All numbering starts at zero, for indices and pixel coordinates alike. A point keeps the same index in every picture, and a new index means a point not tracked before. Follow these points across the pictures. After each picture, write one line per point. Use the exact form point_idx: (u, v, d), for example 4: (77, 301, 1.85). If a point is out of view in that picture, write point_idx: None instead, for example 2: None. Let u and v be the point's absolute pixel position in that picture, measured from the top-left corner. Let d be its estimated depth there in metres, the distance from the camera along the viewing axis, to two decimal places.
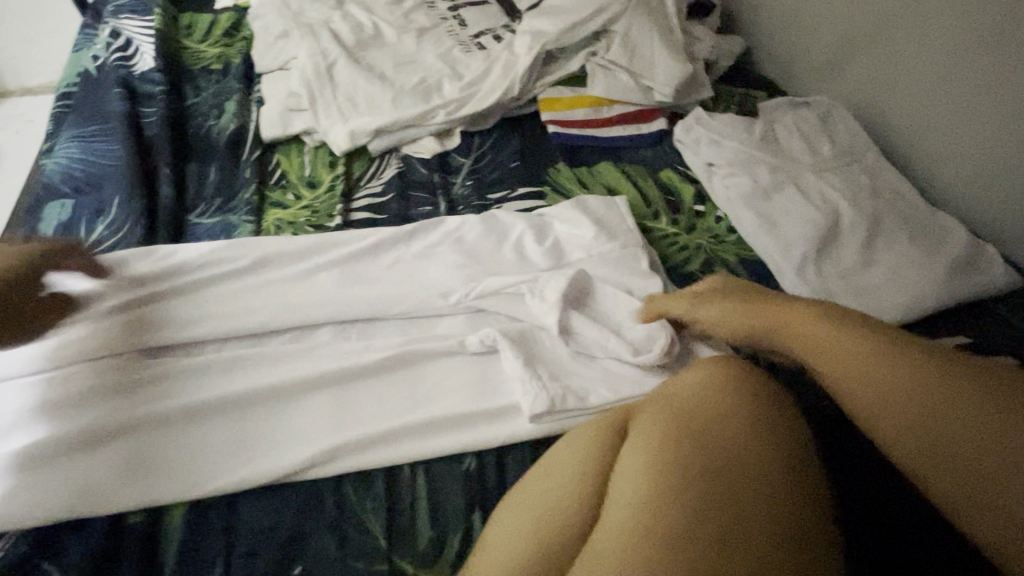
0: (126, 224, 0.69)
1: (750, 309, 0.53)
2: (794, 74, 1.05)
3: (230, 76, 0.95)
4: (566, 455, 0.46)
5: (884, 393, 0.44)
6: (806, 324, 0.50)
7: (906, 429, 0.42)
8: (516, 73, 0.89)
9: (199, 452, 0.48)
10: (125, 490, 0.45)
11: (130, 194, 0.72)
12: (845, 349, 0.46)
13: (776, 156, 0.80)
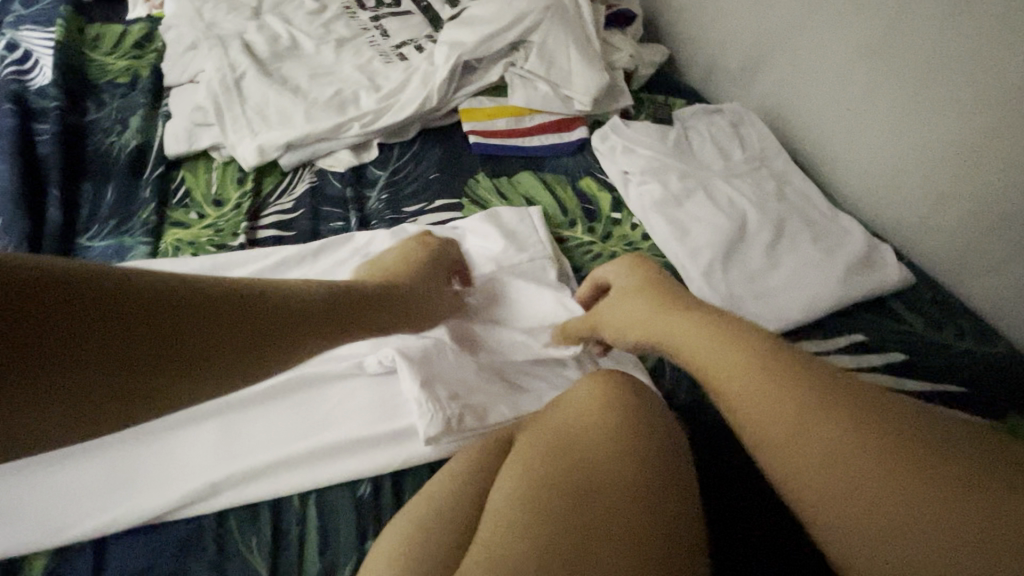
0: (7, 249, 0.65)
1: (657, 321, 0.51)
2: (714, 82, 1.08)
3: (137, 90, 0.91)
4: (450, 473, 0.46)
5: (783, 428, 0.39)
6: (709, 345, 0.46)
7: (804, 472, 0.37)
8: (434, 84, 0.88)
9: (69, 493, 0.46)
10: None
11: (12, 217, 0.67)
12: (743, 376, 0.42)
13: (687, 164, 0.82)
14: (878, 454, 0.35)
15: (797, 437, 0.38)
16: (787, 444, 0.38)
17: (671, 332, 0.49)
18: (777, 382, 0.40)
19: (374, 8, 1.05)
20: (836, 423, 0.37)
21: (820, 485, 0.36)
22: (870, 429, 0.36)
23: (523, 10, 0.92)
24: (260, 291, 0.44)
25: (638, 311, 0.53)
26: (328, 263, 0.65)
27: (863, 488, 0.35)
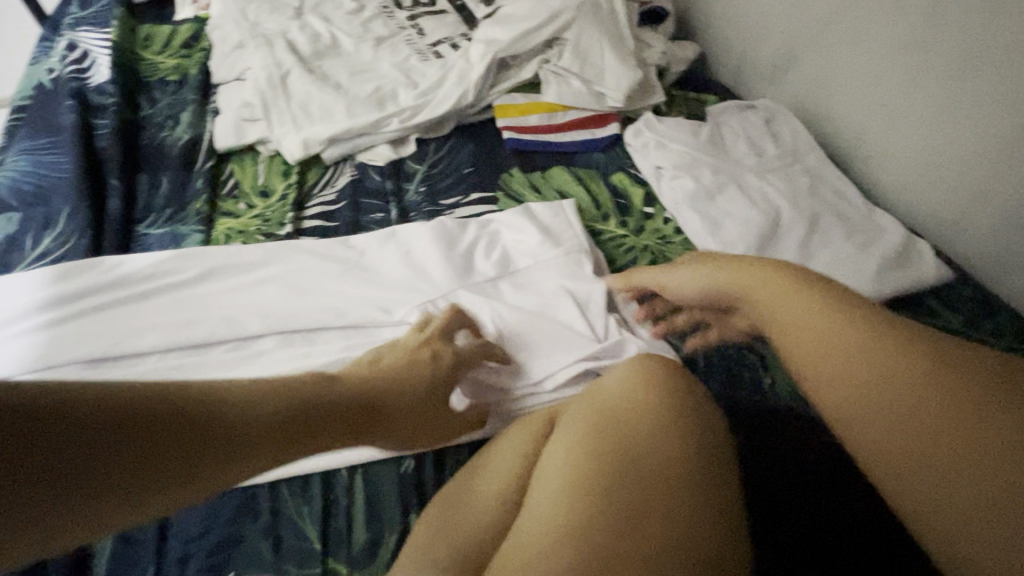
0: (72, 237, 0.69)
1: (773, 299, 0.53)
2: (746, 78, 1.08)
3: (186, 87, 0.96)
4: (496, 454, 0.47)
5: (861, 395, 0.45)
6: (807, 323, 0.50)
7: (873, 428, 0.44)
8: (470, 81, 0.91)
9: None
10: None
11: (78, 207, 0.72)
12: (833, 350, 0.47)
13: (720, 159, 0.83)
14: (948, 418, 0.41)
15: (872, 404, 0.44)
16: (864, 409, 0.45)
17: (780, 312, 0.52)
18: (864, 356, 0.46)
19: (410, 7, 1.08)
20: (916, 394, 0.43)
21: (888, 441, 0.43)
22: (944, 403, 0.42)
23: (557, 8, 0.93)
24: (234, 410, 0.37)
25: (756, 294, 0.54)
26: (370, 251, 0.67)
27: (927, 446, 0.41)
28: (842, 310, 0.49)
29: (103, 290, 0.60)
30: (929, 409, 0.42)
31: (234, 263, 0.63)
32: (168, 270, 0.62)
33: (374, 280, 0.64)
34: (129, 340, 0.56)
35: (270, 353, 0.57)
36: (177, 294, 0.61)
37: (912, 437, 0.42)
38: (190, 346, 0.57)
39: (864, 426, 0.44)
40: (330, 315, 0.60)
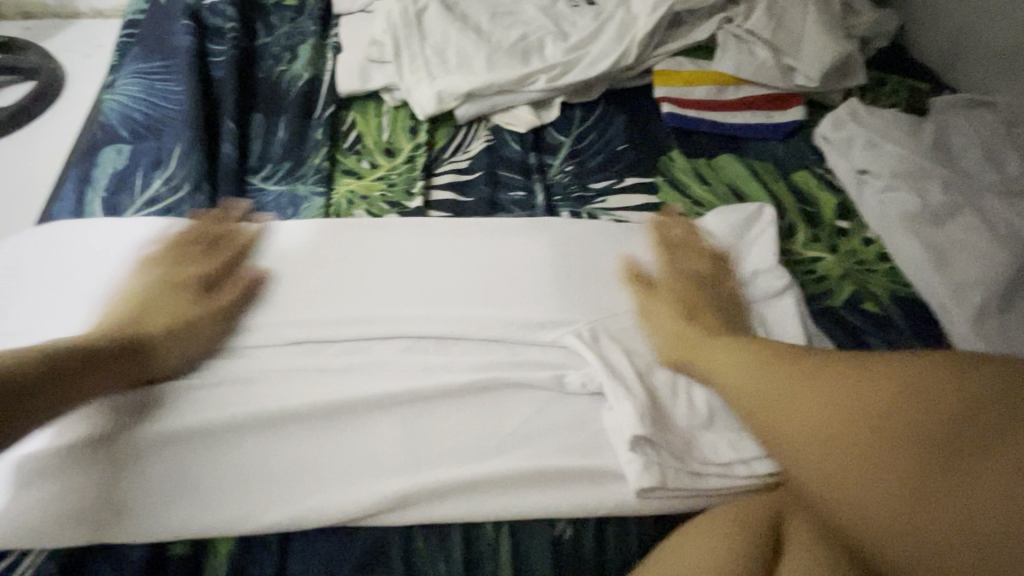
0: (185, 184, 0.62)
1: (661, 326, 0.50)
2: (964, 64, 0.87)
3: (305, 15, 0.85)
4: (704, 541, 0.38)
5: (812, 438, 0.40)
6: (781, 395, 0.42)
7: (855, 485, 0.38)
8: (634, 38, 0.75)
9: (251, 476, 0.41)
10: (165, 511, 0.39)
11: (193, 146, 0.64)
12: (751, 373, 0.44)
13: (951, 171, 0.65)
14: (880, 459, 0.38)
15: (836, 450, 0.39)
16: (825, 462, 0.39)
17: (667, 332, 0.49)
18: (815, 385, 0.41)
19: None
20: (859, 428, 0.38)
21: (861, 486, 0.37)
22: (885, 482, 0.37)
23: None
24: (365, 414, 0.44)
25: (664, 316, 0.51)
26: (515, 241, 0.56)
27: (898, 488, 0.36)
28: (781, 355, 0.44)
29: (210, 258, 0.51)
30: (887, 451, 0.37)
31: (368, 242, 0.54)
32: (295, 240, 0.53)
33: (522, 281, 0.53)
34: (247, 320, 0.48)
35: (398, 355, 0.48)
36: (295, 265, 0.52)
37: (894, 498, 0.36)
38: (311, 336, 0.48)
39: (823, 482, 0.39)
40: (469, 319, 0.50)
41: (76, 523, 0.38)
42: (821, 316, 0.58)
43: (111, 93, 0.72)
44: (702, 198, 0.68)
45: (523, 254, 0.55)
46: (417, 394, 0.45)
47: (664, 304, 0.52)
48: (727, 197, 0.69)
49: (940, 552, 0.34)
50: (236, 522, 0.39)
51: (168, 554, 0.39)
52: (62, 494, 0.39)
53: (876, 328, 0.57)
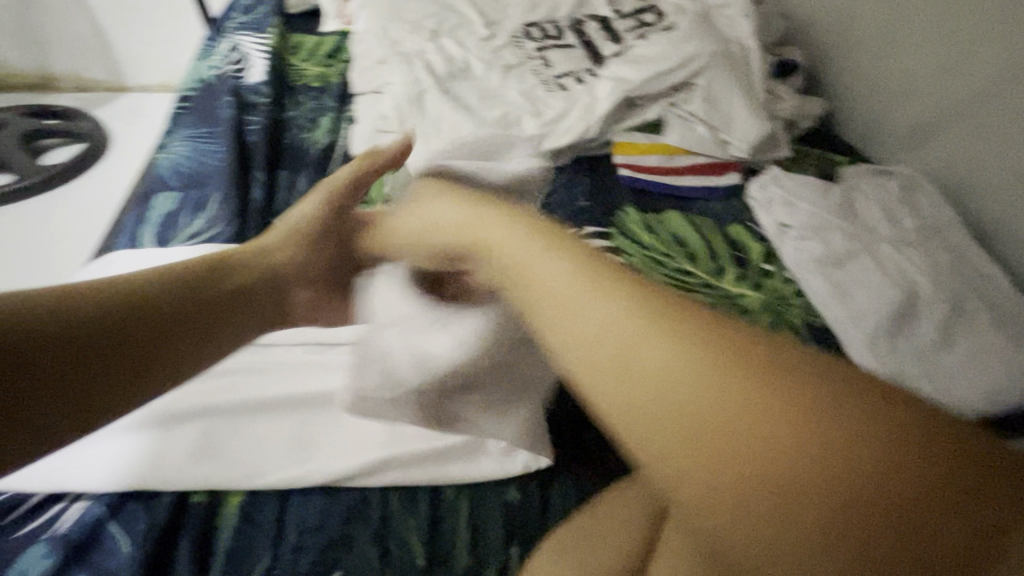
0: (222, 222, 0.76)
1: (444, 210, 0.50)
2: (878, 140, 1.04)
3: (327, 94, 1.04)
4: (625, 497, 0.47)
5: (560, 286, 0.34)
6: (662, 371, 0.28)
7: (731, 515, 0.25)
8: (595, 116, 0.91)
9: (263, 444, 0.51)
10: (190, 468, 0.49)
11: (232, 194, 0.79)
12: (523, 243, 0.40)
13: (852, 224, 0.78)
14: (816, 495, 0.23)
15: (745, 449, 0.25)
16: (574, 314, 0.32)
17: (457, 218, 0.48)
18: (696, 394, 0.27)
19: (540, 39, 1.13)
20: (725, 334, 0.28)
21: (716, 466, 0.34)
22: (835, 524, 0.23)
23: (691, 51, 0.92)
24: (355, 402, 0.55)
25: (414, 218, 0.53)
26: None
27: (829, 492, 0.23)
28: (673, 330, 0.29)
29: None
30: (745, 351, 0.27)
31: None
32: None
33: None
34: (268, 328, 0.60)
35: None
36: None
37: (704, 386, 0.26)
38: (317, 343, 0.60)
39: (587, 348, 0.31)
40: None
41: (121, 476, 0.48)
42: None
43: (164, 153, 0.88)
44: (650, 243, 0.81)
45: None
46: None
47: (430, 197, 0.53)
48: (673, 243, 0.82)
49: (786, 466, 0.24)
50: (246, 478, 0.49)
51: (191, 501, 0.48)
52: (115, 454, 0.49)
53: None
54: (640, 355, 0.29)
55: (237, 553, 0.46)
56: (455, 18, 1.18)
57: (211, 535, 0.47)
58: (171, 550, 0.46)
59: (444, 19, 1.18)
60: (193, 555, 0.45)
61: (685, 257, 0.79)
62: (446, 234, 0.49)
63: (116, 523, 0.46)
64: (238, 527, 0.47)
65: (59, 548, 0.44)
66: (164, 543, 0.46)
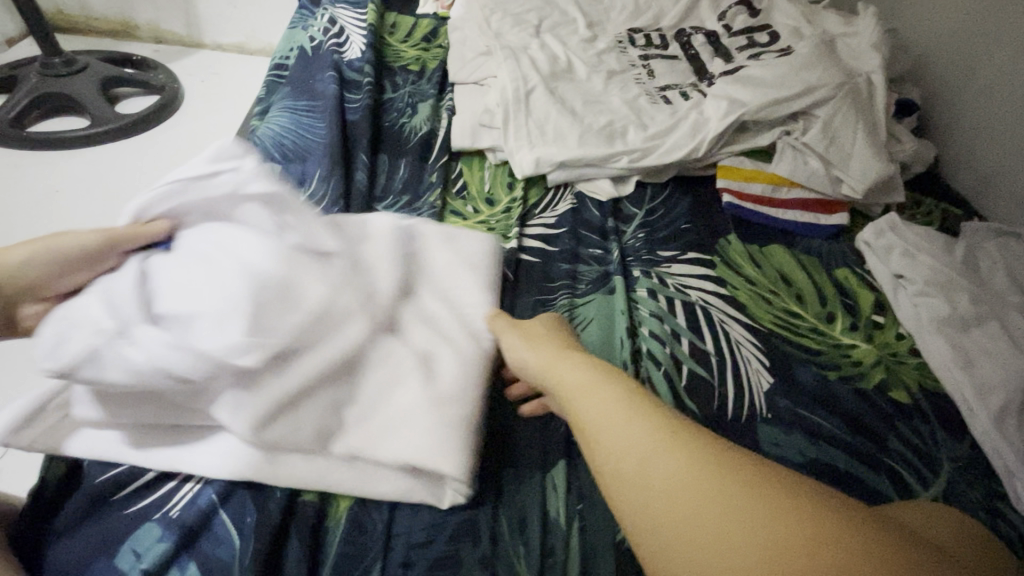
0: (331, 203, 0.73)
1: (529, 349, 0.53)
2: (990, 194, 0.99)
3: (425, 79, 1.02)
4: None
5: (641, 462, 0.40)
6: (640, 432, 0.41)
7: (670, 535, 0.36)
8: (706, 136, 0.87)
9: (362, 415, 0.48)
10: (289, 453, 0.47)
11: (339, 174, 0.77)
12: (600, 401, 0.45)
13: (977, 286, 0.73)
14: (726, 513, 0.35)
15: (680, 487, 0.37)
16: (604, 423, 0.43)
17: (538, 358, 0.52)
18: (665, 445, 0.40)
19: (645, 47, 1.09)
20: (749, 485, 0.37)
21: None
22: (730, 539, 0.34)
23: (814, 82, 0.88)
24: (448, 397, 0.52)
25: (520, 345, 0.54)
26: None
27: (734, 514, 0.35)
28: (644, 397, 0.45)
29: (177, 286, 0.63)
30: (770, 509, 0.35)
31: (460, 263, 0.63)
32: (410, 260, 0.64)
33: None
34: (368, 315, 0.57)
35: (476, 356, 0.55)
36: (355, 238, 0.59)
37: (666, 437, 0.41)
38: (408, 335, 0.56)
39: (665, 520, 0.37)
40: None
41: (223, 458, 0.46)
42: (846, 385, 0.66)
43: (264, 123, 0.86)
44: (755, 278, 0.78)
45: None
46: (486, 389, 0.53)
47: (542, 335, 0.54)
48: (778, 280, 0.78)
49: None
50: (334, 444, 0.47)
51: (302, 499, 0.47)
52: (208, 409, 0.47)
53: (901, 413, 0.65)
54: (607, 416, 0.44)
55: (347, 558, 0.45)
56: (558, 14, 1.14)
57: (321, 537, 0.46)
58: (282, 546, 0.45)
59: (547, 13, 1.14)
60: (304, 553, 0.44)
61: (793, 299, 0.76)
62: (530, 372, 0.53)
63: (227, 512, 0.46)
64: (348, 531, 0.46)
65: (175, 530, 0.44)
66: (275, 540, 0.45)
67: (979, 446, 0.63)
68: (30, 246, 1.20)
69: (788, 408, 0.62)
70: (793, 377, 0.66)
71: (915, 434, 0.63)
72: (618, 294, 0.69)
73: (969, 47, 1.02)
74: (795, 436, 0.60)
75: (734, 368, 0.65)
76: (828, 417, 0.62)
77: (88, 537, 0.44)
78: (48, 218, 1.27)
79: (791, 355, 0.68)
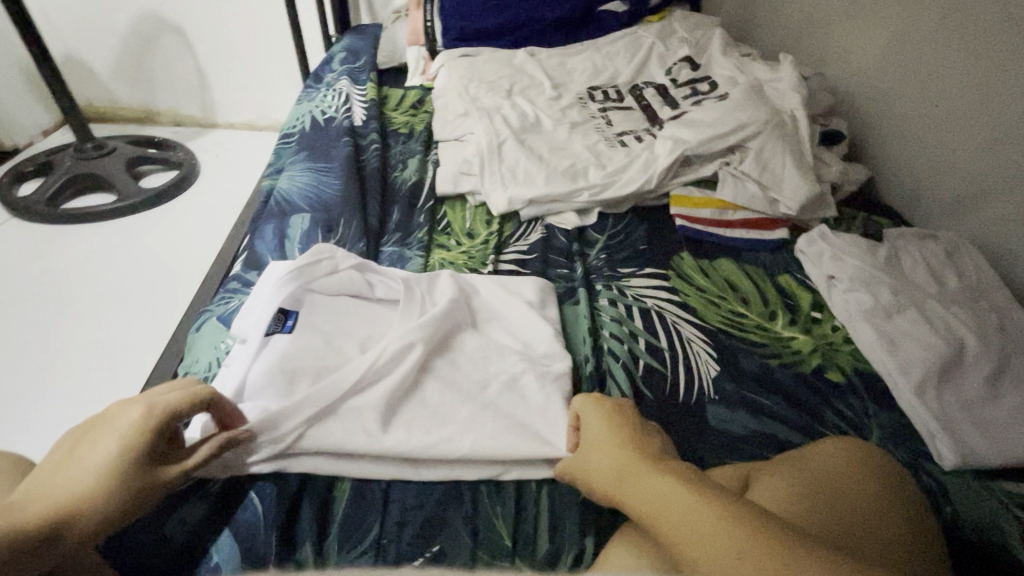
0: (348, 242, 0.87)
1: (600, 425, 0.55)
2: (919, 204, 1.11)
3: (413, 140, 1.18)
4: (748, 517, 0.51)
5: (689, 518, 0.42)
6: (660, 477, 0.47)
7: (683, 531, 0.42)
8: (656, 170, 1.01)
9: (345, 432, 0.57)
10: (296, 457, 0.56)
11: (350, 220, 0.91)
12: (642, 465, 0.49)
13: (897, 280, 0.84)
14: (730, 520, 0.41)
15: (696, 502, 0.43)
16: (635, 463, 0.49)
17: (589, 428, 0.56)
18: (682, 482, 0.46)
19: (602, 101, 1.25)
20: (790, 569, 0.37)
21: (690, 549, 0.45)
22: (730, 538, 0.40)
23: (745, 120, 1.02)
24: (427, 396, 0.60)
25: (592, 421, 0.56)
26: (548, 299, 0.76)
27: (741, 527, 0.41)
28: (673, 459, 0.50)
29: (199, 341, 0.70)
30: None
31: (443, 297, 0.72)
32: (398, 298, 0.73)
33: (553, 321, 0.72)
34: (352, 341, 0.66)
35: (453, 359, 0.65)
36: (441, 286, 0.73)
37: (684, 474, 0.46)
38: None
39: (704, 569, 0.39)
40: (519, 345, 0.68)
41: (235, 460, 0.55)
42: (786, 369, 0.76)
43: (281, 182, 1.01)
44: (705, 286, 0.89)
45: (547, 304, 0.75)
46: (461, 377, 0.63)
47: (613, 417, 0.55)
48: (725, 287, 0.89)
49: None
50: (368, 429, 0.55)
51: (312, 480, 0.56)
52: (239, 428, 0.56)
53: (835, 390, 0.74)
54: (636, 462, 0.49)
55: (352, 520, 0.54)
56: (527, 79, 1.32)
57: (330, 506, 0.54)
58: (297, 514, 0.54)
59: (517, 79, 1.31)
60: (316, 518, 0.53)
61: (739, 302, 0.86)
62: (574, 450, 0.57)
63: (253, 486, 0.55)
64: (352, 499, 0.55)
65: (211, 500, 0.54)
66: (291, 508, 0.53)
67: (906, 415, 0.71)
68: (63, 310, 1.33)
69: (733, 391, 0.72)
70: (739, 365, 0.75)
71: (848, 408, 0.71)
72: (582, 304, 0.80)
73: (882, 82, 1.18)
74: (740, 413, 0.69)
75: (686, 360, 0.75)
76: (770, 397, 0.71)
77: (149, 514, 0.53)
78: (82, 285, 1.40)
79: (738, 348, 0.78)
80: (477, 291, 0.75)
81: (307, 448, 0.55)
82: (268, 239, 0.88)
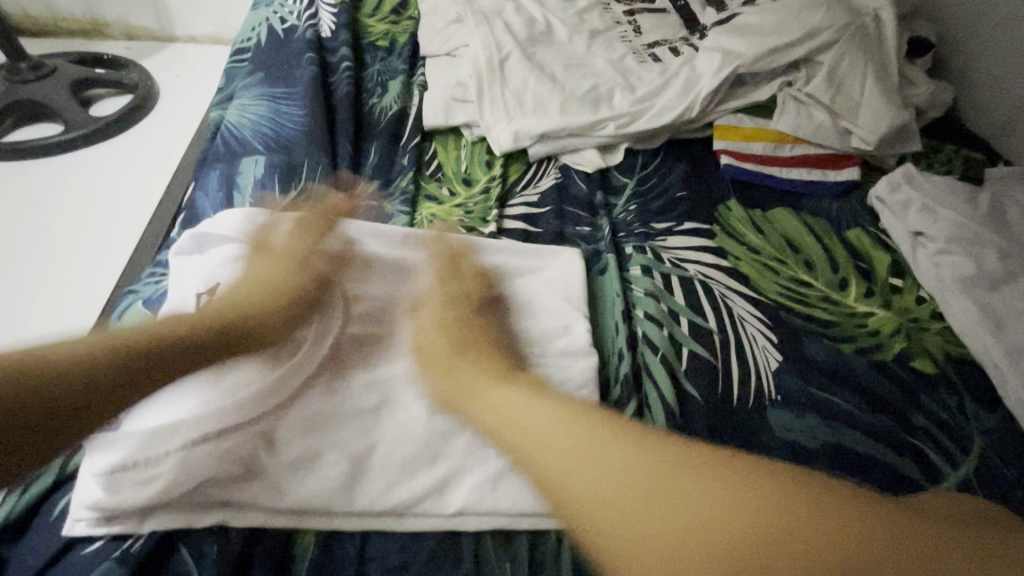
0: (314, 197, 0.70)
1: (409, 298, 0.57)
2: (1015, 134, 0.90)
3: (395, 55, 0.95)
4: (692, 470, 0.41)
5: (476, 401, 0.48)
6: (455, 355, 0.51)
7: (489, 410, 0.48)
8: (699, 93, 0.80)
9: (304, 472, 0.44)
10: (242, 508, 0.43)
11: (315, 166, 0.72)
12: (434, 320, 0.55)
13: (1003, 239, 0.67)
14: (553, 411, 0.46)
15: (477, 377, 0.49)
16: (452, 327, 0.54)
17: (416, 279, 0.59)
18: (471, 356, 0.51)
19: (630, 2, 1.00)
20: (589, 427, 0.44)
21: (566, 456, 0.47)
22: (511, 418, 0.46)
23: (816, 25, 0.80)
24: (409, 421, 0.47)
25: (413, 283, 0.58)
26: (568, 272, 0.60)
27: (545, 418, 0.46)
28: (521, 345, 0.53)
29: None
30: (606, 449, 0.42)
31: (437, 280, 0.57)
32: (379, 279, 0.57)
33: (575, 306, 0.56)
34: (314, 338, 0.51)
35: (447, 365, 0.50)
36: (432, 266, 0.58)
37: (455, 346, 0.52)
38: (376, 362, 0.50)
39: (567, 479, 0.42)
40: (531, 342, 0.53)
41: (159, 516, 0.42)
42: (863, 357, 0.61)
43: (228, 114, 0.80)
44: (759, 246, 0.71)
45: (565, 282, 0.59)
46: (455, 390, 0.48)
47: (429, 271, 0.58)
48: (784, 247, 0.72)
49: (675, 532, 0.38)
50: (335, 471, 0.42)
51: (265, 534, 0.43)
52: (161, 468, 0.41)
53: (925, 384, 0.59)
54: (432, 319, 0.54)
55: None
56: None
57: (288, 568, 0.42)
58: None
59: None
60: None
61: (801, 266, 0.70)
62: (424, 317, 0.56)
63: (185, 542, 0.42)
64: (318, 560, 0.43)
65: (128, 564, 0.40)
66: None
67: (1013, 417, 0.57)
68: None
69: (799, 389, 0.57)
70: (804, 354, 0.60)
71: (941, 408, 0.57)
72: (609, 277, 0.64)
73: None
74: (808, 419, 0.55)
75: (739, 348, 0.60)
76: (845, 396, 0.57)
77: None
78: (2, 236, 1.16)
79: (802, 330, 0.63)
80: (475, 268, 0.60)
81: (256, 495, 0.43)
82: (215, 191, 0.70)
